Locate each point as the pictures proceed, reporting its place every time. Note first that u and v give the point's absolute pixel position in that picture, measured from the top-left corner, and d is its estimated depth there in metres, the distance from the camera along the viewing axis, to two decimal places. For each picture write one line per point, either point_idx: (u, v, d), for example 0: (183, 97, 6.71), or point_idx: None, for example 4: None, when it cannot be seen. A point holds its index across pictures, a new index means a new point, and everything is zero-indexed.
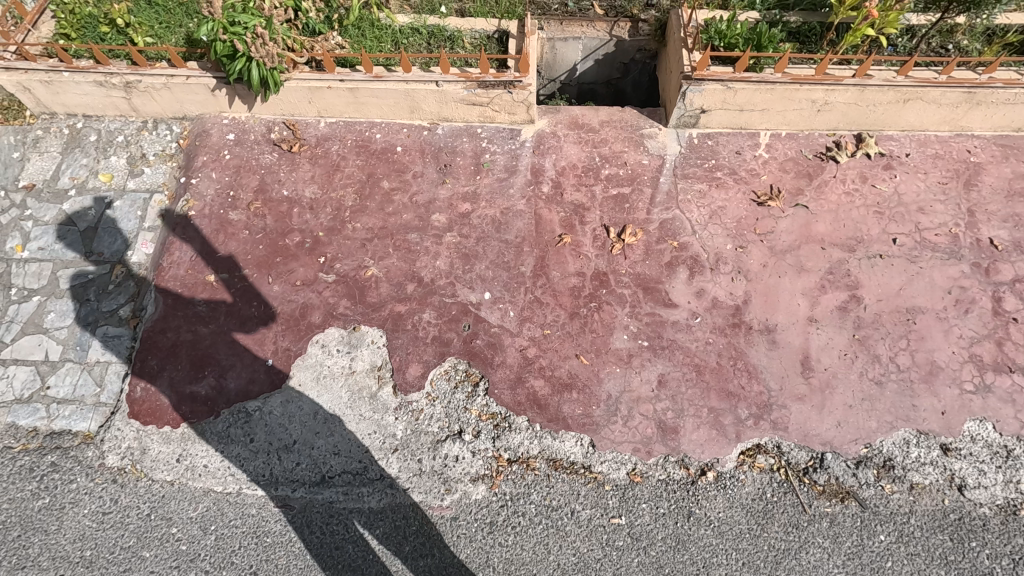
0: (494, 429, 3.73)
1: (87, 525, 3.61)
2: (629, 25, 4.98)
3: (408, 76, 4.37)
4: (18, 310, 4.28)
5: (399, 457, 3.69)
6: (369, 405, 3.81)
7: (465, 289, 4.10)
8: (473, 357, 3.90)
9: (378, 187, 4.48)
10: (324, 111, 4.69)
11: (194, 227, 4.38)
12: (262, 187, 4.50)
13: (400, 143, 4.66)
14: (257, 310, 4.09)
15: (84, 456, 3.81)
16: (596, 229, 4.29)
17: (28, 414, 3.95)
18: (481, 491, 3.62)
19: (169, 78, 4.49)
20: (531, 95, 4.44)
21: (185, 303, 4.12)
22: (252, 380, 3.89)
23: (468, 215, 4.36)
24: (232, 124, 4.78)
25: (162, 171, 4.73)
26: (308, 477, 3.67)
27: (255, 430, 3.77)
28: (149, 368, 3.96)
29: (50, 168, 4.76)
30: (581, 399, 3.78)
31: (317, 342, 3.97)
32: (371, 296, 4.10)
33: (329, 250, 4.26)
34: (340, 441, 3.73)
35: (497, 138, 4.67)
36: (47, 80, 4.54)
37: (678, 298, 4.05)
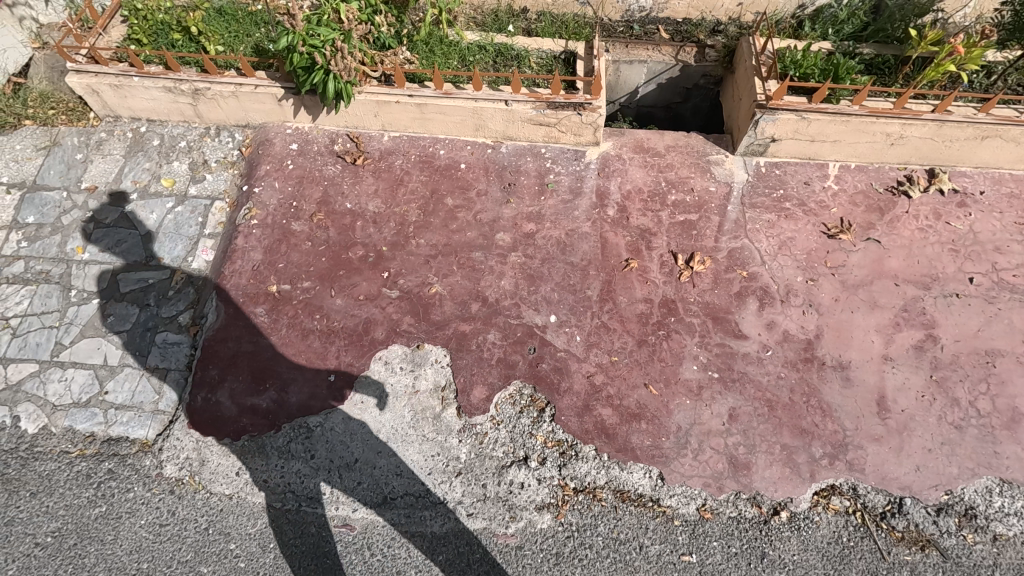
0: (560, 457, 3.65)
1: (143, 536, 3.54)
2: (695, 50, 4.94)
3: (477, 93, 4.34)
4: (78, 312, 4.26)
5: (463, 482, 3.61)
6: (432, 426, 3.74)
7: (531, 311, 4.04)
8: (539, 381, 3.82)
9: (442, 204, 4.44)
10: (388, 125, 4.67)
11: (256, 236, 4.34)
12: (325, 199, 4.47)
13: (464, 160, 4.63)
14: (319, 323, 4.03)
15: (142, 465, 3.75)
16: (663, 255, 4.23)
17: (85, 419, 3.91)
18: (547, 520, 3.52)
19: (238, 86, 4.49)
20: (600, 117, 4.41)
21: (246, 313, 4.08)
22: (314, 395, 3.82)
23: (533, 235, 4.31)
24: (295, 134, 4.75)
25: (223, 178, 4.71)
26: (369, 497, 3.60)
27: (316, 446, 3.71)
28: (210, 378, 3.90)
29: (112, 170, 4.77)
30: (649, 430, 3.70)
31: (380, 359, 3.91)
32: (435, 314, 4.04)
33: (393, 265, 4.22)
34: (402, 461, 3.66)
35: (561, 159, 4.63)
36: (116, 84, 4.56)
37: (748, 329, 3.97)
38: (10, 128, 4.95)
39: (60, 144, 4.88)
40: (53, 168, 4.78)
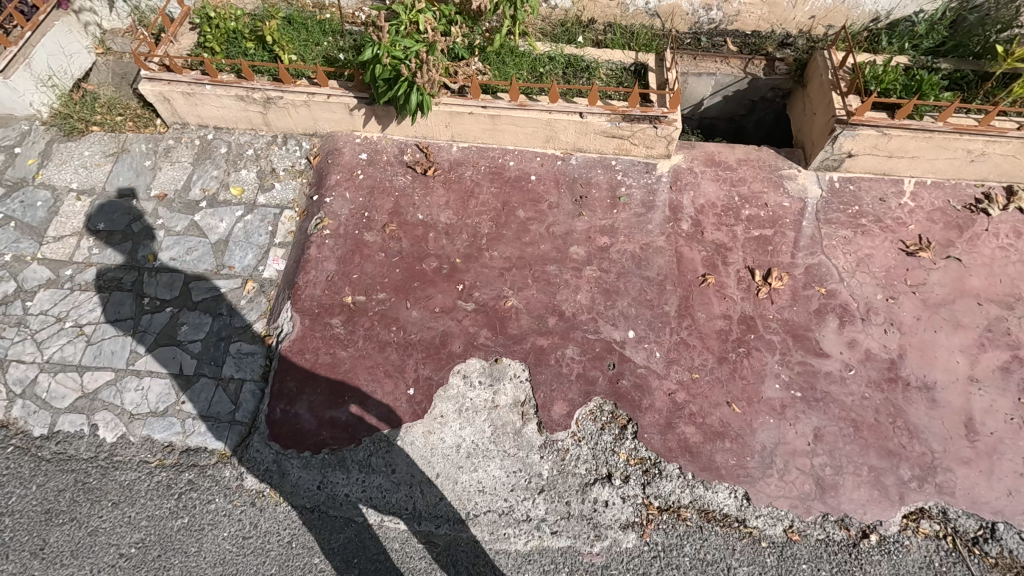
0: (643, 475, 3.62)
1: (227, 549, 3.52)
2: (764, 63, 4.91)
3: (552, 106, 4.32)
4: (151, 321, 4.26)
5: (546, 499, 3.59)
6: (513, 441, 3.72)
7: (609, 326, 4.01)
8: (620, 398, 3.80)
9: (514, 216, 4.43)
10: (458, 135, 4.67)
11: (329, 246, 4.33)
12: (397, 210, 4.47)
13: (534, 171, 4.62)
14: (396, 336, 4.02)
15: (222, 476, 3.74)
16: (740, 270, 4.21)
17: (163, 428, 3.90)
18: (632, 539, 3.49)
19: (310, 96, 4.49)
20: (675, 131, 4.38)
21: (322, 324, 4.07)
22: (393, 409, 3.80)
23: (607, 248, 4.28)
24: (364, 144, 4.75)
25: (291, 187, 4.71)
26: (452, 513, 3.57)
27: (396, 460, 3.68)
28: (288, 389, 3.88)
29: (181, 178, 4.78)
30: (734, 449, 3.65)
31: (458, 372, 3.89)
32: (512, 328, 4.02)
33: (468, 278, 4.20)
34: (484, 477, 3.64)
35: (632, 172, 4.61)
36: (188, 92, 4.58)
37: (830, 347, 3.93)
38: (78, 134, 4.98)
39: (129, 151, 4.91)
40: (122, 175, 4.80)
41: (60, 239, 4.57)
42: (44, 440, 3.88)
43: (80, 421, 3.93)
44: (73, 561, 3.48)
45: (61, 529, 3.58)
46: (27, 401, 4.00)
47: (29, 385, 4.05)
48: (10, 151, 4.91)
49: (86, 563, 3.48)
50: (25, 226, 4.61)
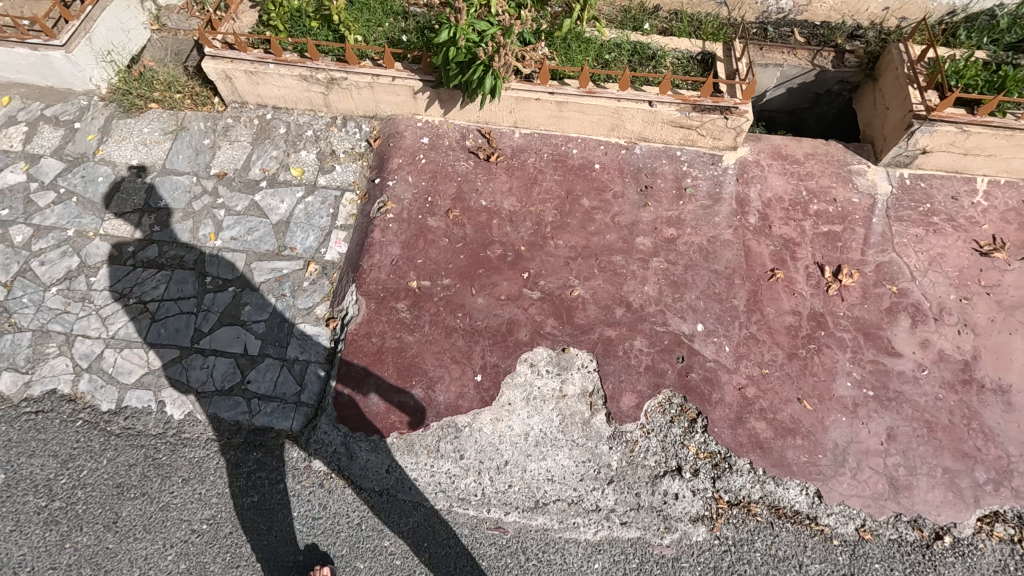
0: (713, 469, 3.61)
1: (298, 529, 3.55)
2: (833, 55, 4.81)
3: (622, 93, 4.27)
4: (214, 300, 4.26)
5: (616, 489, 3.58)
6: (582, 431, 3.71)
7: (677, 319, 3.97)
8: (689, 391, 3.77)
9: (579, 204, 4.37)
10: (522, 121, 4.61)
11: (392, 231, 4.30)
12: (460, 195, 4.43)
13: (598, 160, 4.55)
14: (462, 322, 4.00)
15: (290, 457, 3.75)
16: (809, 266, 4.14)
17: (229, 408, 3.91)
18: (702, 533, 3.49)
19: (375, 78, 4.44)
20: (745, 123, 4.30)
21: (388, 308, 4.05)
22: (461, 395, 3.79)
23: (674, 240, 4.23)
24: (426, 128, 4.69)
25: (351, 170, 4.67)
26: (522, 501, 3.57)
27: (464, 446, 3.68)
28: (355, 373, 3.87)
29: (240, 157, 4.74)
30: (805, 446, 3.62)
31: (526, 360, 3.87)
32: (579, 317, 3.98)
33: (533, 266, 4.16)
34: (553, 467, 3.63)
35: (697, 163, 4.54)
36: (251, 70, 4.52)
37: (902, 347, 3.88)
38: (137, 111, 4.96)
39: (188, 128, 4.88)
40: (181, 154, 4.78)
41: (122, 216, 4.57)
42: (111, 415, 3.91)
43: (146, 397, 3.96)
44: (146, 536, 3.53)
45: (133, 503, 3.63)
46: (93, 375, 4.04)
47: (95, 360, 4.09)
48: (69, 126, 4.89)
49: (159, 538, 3.52)
50: (87, 202, 4.62)
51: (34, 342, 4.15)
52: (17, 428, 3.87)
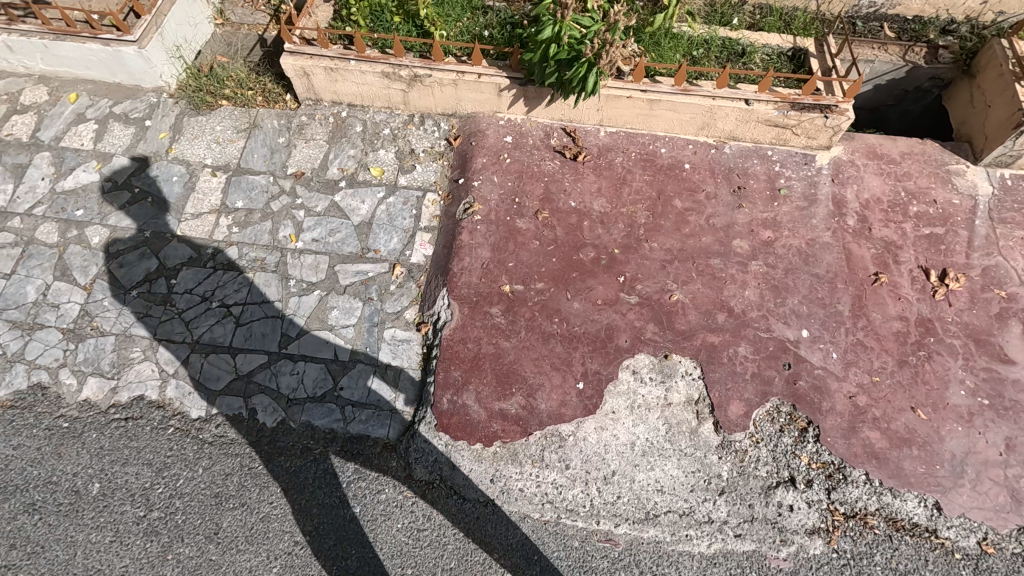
0: (827, 480, 3.51)
1: (403, 541, 3.47)
2: (926, 51, 4.67)
3: (718, 91, 4.13)
4: (300, 303, 4.16)
5: (728, 501, 3.49)
6: (689, 440, 3.61)
7: (781, 325, 3.87)
8: (798, 399, 3.67)
9: (671, 206, 4.26)
10: (608, 119, 4.48)
11: (481, 233, 4.20)
12: (548, 196, 4.32)
13: (688, 160, 4.43)
14: (559, 327, 3.90)
15: (389, 467, 3.67)
16: (913, 270, 4.03)
17: (323, 415, 3.82)
18: (819, 546, 3.40)
19: (459, 75, 4.31)
20: (845, 122, 4.17)
21: (482, 313, 3.95)
22: (564, 403, 3.70)
23: (772, 243, 4.12)
24: (508, 126, 4.58)
25: (432, 169, 4.55)
26: (632, 512, 3.48)
27: (570, 456, 3.59)
28: (453, 380, 3.78)
29: (317, 156, 4.64)
30: (921, 457, 3.53)
31: (628, 367, 3.77)
32: (680, 323, 3.88)
33: (628, 269, 4.06)
34: (662, 477, 3.54)
35: (790, 163, 4.41)
36: (331, 67, 4.40)
37: (1015, 353, 3.77)
38: (207, 108, 4.85)
39: (261, 126, 4.77)
40: (256, 152, 4.67)
41: (199, 217, 4.47)
42: (203, 423, 3.83)
43: (237, 404, 3.87)
44: (249, 547, 3.45)
45: (232, 513, 3.55)
46: (181, 381, 3.95)
47: (181, 365, 4.00)
48: (140, 123, 4.80)
49: (262, 550, 3.45)
50: (162, 202, 4.53)
51: (118, 346, 4.07)
52: (108, 435, 3.79)
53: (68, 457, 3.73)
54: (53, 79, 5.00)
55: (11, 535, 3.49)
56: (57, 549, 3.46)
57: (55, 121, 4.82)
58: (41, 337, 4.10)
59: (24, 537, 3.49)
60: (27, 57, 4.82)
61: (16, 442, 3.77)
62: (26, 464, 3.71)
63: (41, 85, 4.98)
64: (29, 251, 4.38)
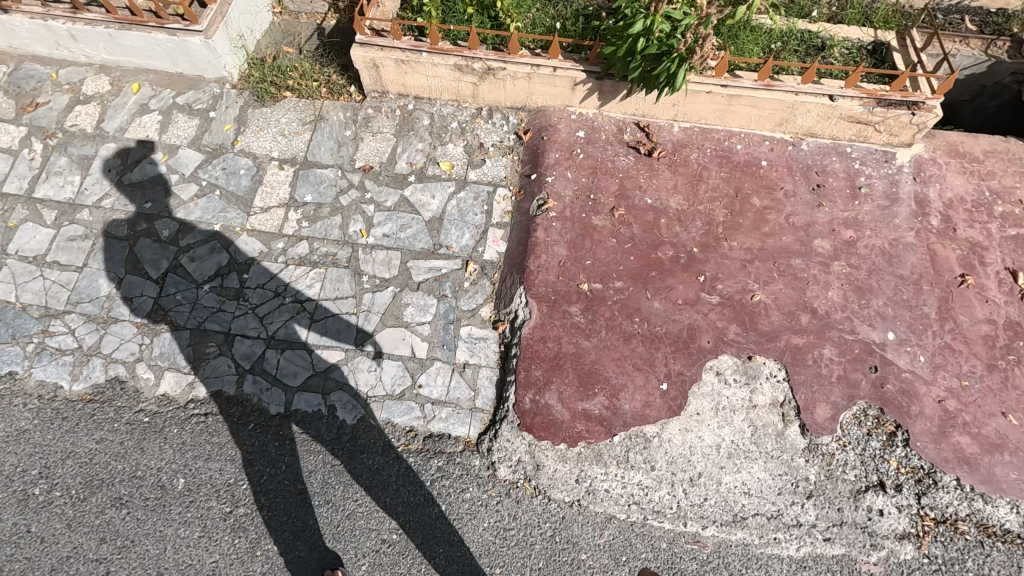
0: (917, 485, 3.46)
1: (490, 540, 3.46)
2: (1008, 44, 4.54)
3: (803, 86, 4.06)
4: (374, 300, 4.14)
5: (816, 504, 3.46)
6: (775, 443, 3.58)
7: (866, 327, 3.80)
8: (887, 403, 3.62)
9: (749, 204, 4.19)
10: (683, 114, 4.41)
11: (556, 230, 4.16)
12: (623, 192, 4.26)
13: (765, 156, 4.35)
14: (640, 327, 3.86)
15: (472, 465, 3.65)
16: (999, 272, 3.96)
17: (402, 413, 3.81)
18: (910, 551, 3.35)
19: (534, 68, 4.26)
20: (931, 119, 4.07)
21: (561, 312, 3.91)
22: (648, 404, 3.67)
23: (854, 243, 4.04)
24: (580, 120, 4.52)
25: (502, 164, 4.50)
26: (719, 515, 3.46)
27: (655, 457, 3.57)
28: (534, 379, 3.75)
29: (385, 150, 4.59)
30: (1014, 463, 3.48)
31: (711, 368, 3.74)
32: (763, 324, 3.84)
33: (708, 269, 4.01)
34: (749, 480, 3.52)
35: (870, 160, 4.32)
36: (403, 59, 4.35)
37: None
38: (271, 99, 4.80)
39: (327, 119, 4.72)
40: (323, 145, 4.63)
41: (268, 211, 4.44)
42: (282, 419, 3.82)
43: (315, 401, 3.86)
44: (336, 545, 3.46)
45: (318, 511, 3.55)
46: (258, 377, 3.94)
47: (257, 361, 3.99)
48: (204, 115, 4.76)
49: (350, 547, 3.45)
50: (230, 196, 4.50)
51: (193, 341, 4.06)
52: (190, 431, 3.80)
53: (151, 451, 3.74)
54: (114, 69, 4.95)
55: (101, 529, 3.51)
56: (146, 543, 3.47)
57: (118, 112, 4.77)
58: (115, 331, 4.10)
59: (114, 531, 3.50)
60: (90, 46, 4.77)
61: (100, 436, 3.79)
62: (110, 458, 3.72)
63: (102, 74, 4.93)
64: (99, 244, 4.36)
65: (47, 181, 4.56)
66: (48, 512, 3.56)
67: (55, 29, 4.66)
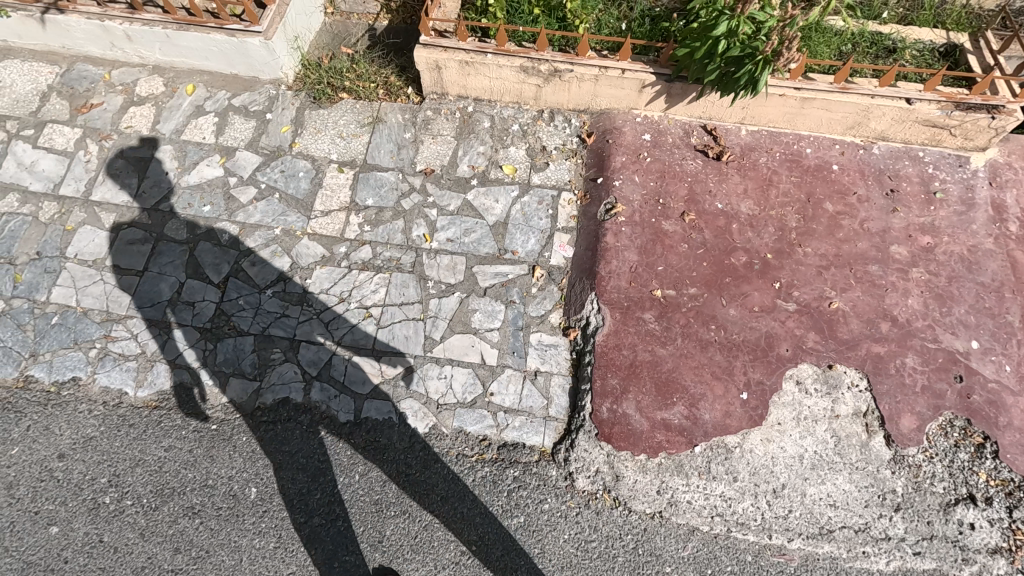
0: (1008, 498, 3.38)
1: (571, 552, 3.40)
2: None
3: (880, 89, 3.98)
4: (440, 305, 4.08)
5: (904, 517, 3.38)
6: (860, 454, 3.51)
7: (948, 336, 3.73)
8: (973, 414, 3.55)
9: (822, 209, 4.12)
10: (752, 117, 4.34)
11: (626, 235, 4.09)
12: (693, 197, 4.19)
13: (836, 160, 4.27)
14: (716, 335, 3.79)
15: (549, 475, 3.59)
16: None
17: (475, 421, 3.74)
18: (1003, 566, 3.28)
19: (602, 70, 4.18)
20: (1011, 123, 3.99)
21: (635, 319, 3.85)
22: (728, 414, 3.60)
23: (932, 249, 3.97)
24: (645, 123, 4.45)
25: (566, 167, 4.43)
26: (805, 527, 3.39)
27: (737, 468, 3.50)
28: (611, 388, 3.69)
29: (446, 153, 4.53)
30: None
31: (791, 377, 3.67)
32: (843, 332, 3.77)
33: (783, 275, 3.94)
34: (834, 492, 3.44)
35: (944, 164, 4.24)
36: (468, 61, 4.28)
37: None
38: (328, 101, 4.73)
39: (385, 121, 4.66)
40: (383, 148, 4.57)
41: (329, 214, 4.38)
42: (353, 427, 3.75)
43: (385, 408, 3.79)
44: (415, 557, 3.40)
45: (395, 521, 3.49)
46: (325, 384, 3.87)
47: (324, 367, 3.92)
48: (261, 117, 4.70)
49: (429, 559, 3.39)
50: (290, 199, 4.44)
51: (257, 347, 4.00)
52: (259, 439, 3.74)
53: (221, 459, 3.68)
54: (167, 70, 4.89)
55: (174, 539, 3.46)
56: (222, 553, 3.42)
57: (174, 114, 4.71)
58: (179, 336, 4.04)
59: (188, 541, 3.45)
60: (145, 46, 4.71)
61: (168, 443, 3.73)
62: (180, 466, 3.67)
63: (156, 75, 4.87)
64: (159, 248, 4.30)
65: (104, 183, 4.50)
66: (120, 521, 3.51)
67: (112, 30, 4.60)
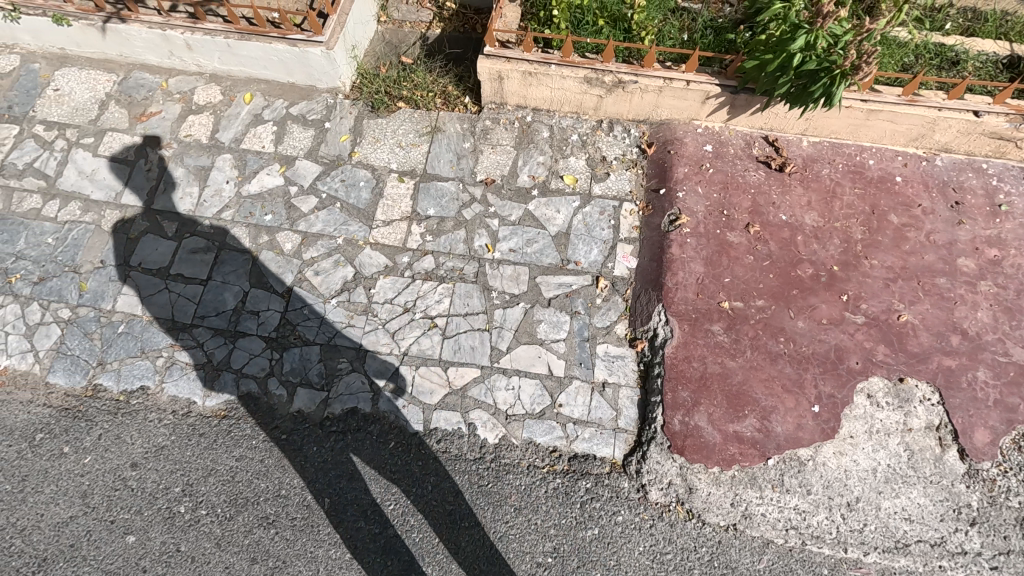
0: None
1: (647, 564, 3.41)
2: None
3: (948, 102, 4.00)
4: (506, 316, 4.09)
5: (980, 531, 3.39)
6: (934, 468, 3.51)
7: (1019, 349, 3.74)
8: None
9: (887, 221, 4.12)
10: (814, 129, 4.35)
11: (691, 246, 4.10)
12: (757, 208, 4.20)
13: (899, 172, 4.28)
14: (785, 347, 3.80)
15: (621, 487, 3.60)
16: None
17: (545, 432, 3.75)
18: None
19: (667, 81, 4.20)
20: None
21: (704, 331, 3.86)
22: (800, 426, 3.61)
23: (999, 262, 3.98)
24: (706, 134, 4.46)
25: (626, 178, 4.44)
26: (881, 541, 3.38)
27: (811, 481, 3.50)
28: (682, 400, 3.70)
29: (506, 163, 4.54)
30: None
31: (862, 391, 3.68)
32: (913, 345, 3.77)
33: (850, 287, 3.94)
34: (909, 505, 3.44)
35: (1007, 177, 4.24)
36: (532, 72, 4.30)
37: None
38: (386, 110, 4.75)
39: (444, 131, 4.67)
40: (442, 157, 4.58)
41: (390, 224, 4.40)
42: (423, 437, 3.77)
43: (455, 419, 3.81)
44: (491, 567, 3.41)
45: (469, 532, 3.50)
46: (394, 394, 3.89)
47: (392, 378, 3.93)
48: (320, 126, 4.72)
49: (505, 570, 3.40)
50: (351, 208, 4.46)
51: (324, 357, 4.00)
52: (329, 449, 3.75)
53: (293, 469, 3.70)
54: (224, 78, 4.91)
55: (250, 549, 3.48)
56: (298, 563, 3.44)
57: (232, 122, 4.74)
58: (244, 346, 4.05)
59: (264, 551, 3.47)
60: (204, 55, 4.74)
61: (239, 453, 3.75)
62: (252, 476, 3.69)
63: (213, 84, 4.90)
64: (221, 257, 4.32)
65: (165, 191, 4.52)
66: (196, 530, 3.53)
67: (172, 39, 4.64)
